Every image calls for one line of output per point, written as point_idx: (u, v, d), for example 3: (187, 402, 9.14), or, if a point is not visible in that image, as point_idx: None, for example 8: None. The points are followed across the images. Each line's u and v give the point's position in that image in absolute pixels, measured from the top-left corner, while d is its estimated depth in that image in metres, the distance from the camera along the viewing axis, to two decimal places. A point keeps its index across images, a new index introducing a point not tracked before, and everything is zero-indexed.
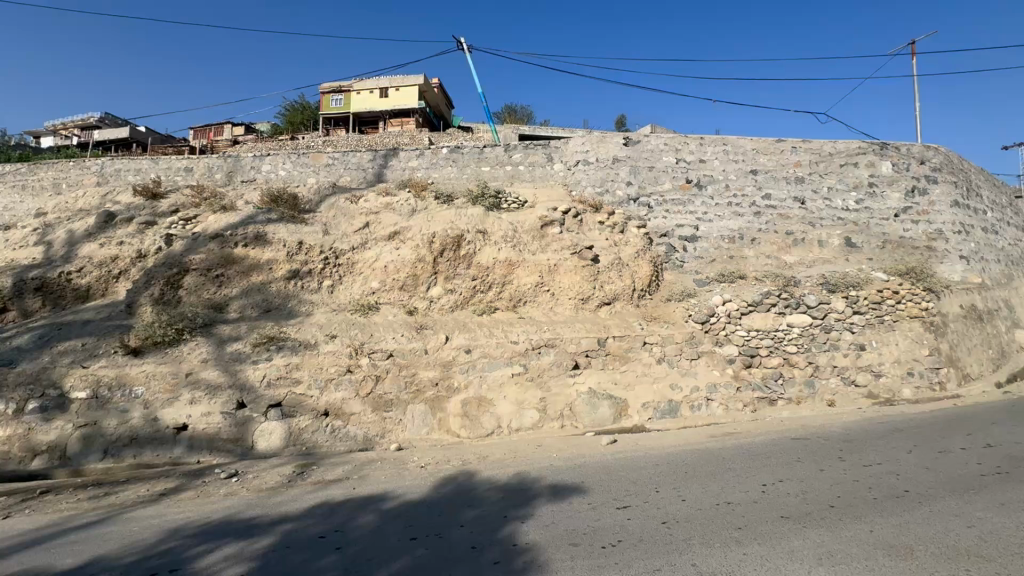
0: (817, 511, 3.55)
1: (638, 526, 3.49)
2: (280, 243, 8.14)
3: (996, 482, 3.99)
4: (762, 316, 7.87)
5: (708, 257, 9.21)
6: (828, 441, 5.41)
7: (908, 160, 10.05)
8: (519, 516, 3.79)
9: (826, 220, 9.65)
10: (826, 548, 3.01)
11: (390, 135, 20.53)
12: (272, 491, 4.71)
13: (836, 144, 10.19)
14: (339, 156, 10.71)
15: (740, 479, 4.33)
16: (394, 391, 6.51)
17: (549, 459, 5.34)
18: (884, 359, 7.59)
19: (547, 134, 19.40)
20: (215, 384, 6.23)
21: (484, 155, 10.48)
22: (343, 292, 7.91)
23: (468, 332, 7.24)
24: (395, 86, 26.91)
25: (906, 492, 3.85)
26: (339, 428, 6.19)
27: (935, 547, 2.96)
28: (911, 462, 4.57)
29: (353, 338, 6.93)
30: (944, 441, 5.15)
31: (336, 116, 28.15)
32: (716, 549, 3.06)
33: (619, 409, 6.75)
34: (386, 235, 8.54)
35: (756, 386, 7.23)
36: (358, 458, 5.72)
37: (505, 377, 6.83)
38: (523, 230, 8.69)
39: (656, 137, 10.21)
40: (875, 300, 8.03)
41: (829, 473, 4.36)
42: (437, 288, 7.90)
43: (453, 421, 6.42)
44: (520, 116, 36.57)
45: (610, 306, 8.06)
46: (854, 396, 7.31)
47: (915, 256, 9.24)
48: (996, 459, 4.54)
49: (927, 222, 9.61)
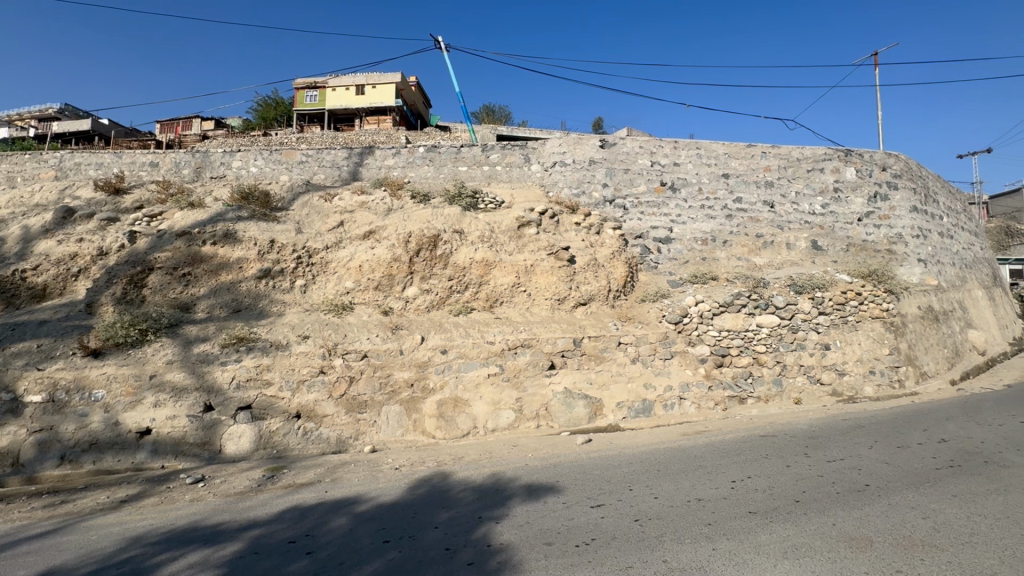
0: (783, 506, 3.66)
1: (611, 524, 3.53)
2: (250, 241, 7.91)
3: (950, 475, 4.18)
4: (733, 316, 8.04)
5: (681, 259, 9.39)
6: (793, 438, 5.57)
7: (871, 166, 10.44)
8: (493, 516, 3.79)
9: (794, 223, 9.95)
10: (792, 541, 3.10)
11: (367, 133, 20.33)
12: (240, 496, 4.58)
13: (804, 150, 10.49)
14: (313, 154, 10.53)
15: (710, 476, 4.41)
16: (368, 393, 6.43)
17: (525, 459, 5.35)
18: (847, 358, 7.87)
19: (524, 134, 19.93)
20: (180, 386, 6.03)
21: (461, 154, 10.44)
22: (316, 291, 7.77)
23: (444, 332, 7.20)
24: (372, 83, 26.54)
25: (867, 486, 3.99)
26: (311, 430, 6.08)
27: (891, 538, 3.08)
28: (871, 457, 4.75)
29: (326, 338, 6.80)
30: (902, 436, 5.37)
31: (311, 112, 27.62)
32: (686, 545, 3.12)
33: (594, 408, 6.82)
34: (361, 235, 8.43)
35: (726, 385, 7.41)
36: (331, 461, 5.62)
37: (482, 377, 6.81)
38: (499, 231, 8.69)
39: (631, 140, 10.36)
40: (840, 302, 8.31)
41: (795, 469, 4.50)
42: (412, 288, 7.82)
43: (429, 422, 6.38)
44: (498, 117, 36.67)
45: (586, 306, 8.13)
46: (819, 394, 7.56)
47: (876, 259, 9.63)
48: (949, 453, 4.76)
49: (888, 226, 10.02)
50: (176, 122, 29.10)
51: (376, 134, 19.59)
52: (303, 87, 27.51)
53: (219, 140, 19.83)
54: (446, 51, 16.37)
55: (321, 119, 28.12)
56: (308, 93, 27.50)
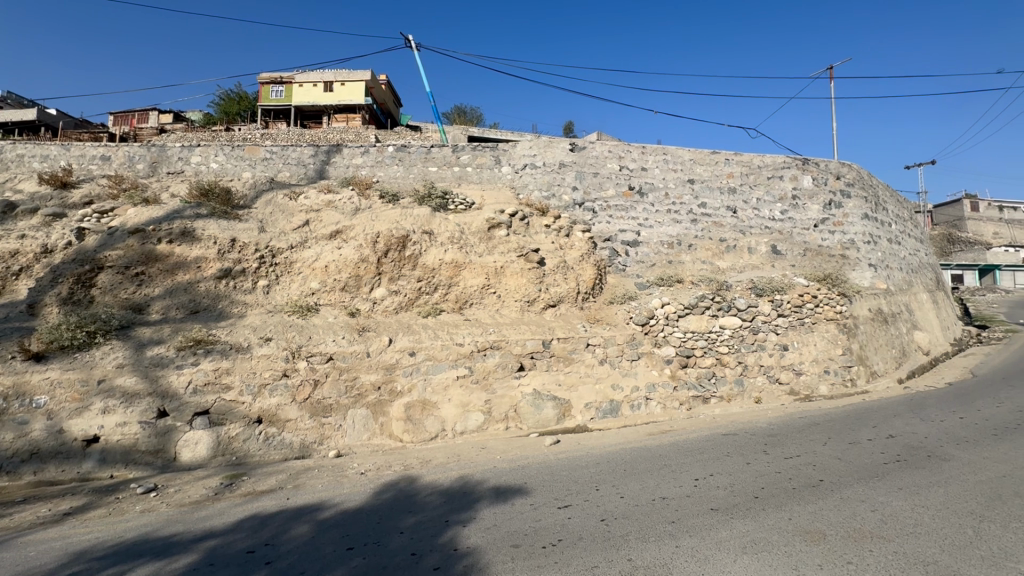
0: (743, 503, 3.77)
1: (578, 524, 3.56)
2: (210, 239, 7.60)
3: (896, 469, 4.41)
4: (697, 318, 8.24)
5: (649, 262, 9.58)
6: (753, 436, 5.76)
7: (826, 175, 10.93)
8: (460, 520, 3.76)
9: (755, 228, 10.30)
10: (750, 536, 3.20)
11: (334, 131, 19.90)
12: (195, 505, 4.39)
13: (764, 158, 10.88)
14: (277, 150, 10.22)
15: (674, 475, 4.51)
16: (334, 396, 6.28)
17: (492, 461, 5.34)
18: (804, 358, 8.20)
19: (494, 135, 20.14)
20: (131, 391, 5.74)
21: (431, 154, 10.35)
22: (280, 292, 7.54)
23: (412, 333, 7.10)
24: (340, 80, 26.03)
25: (821, 481, 4.16)
26: (273, 436, 5.89)
27: (842, 531, 3.22)
28: (825, 453, 4.95)
29: (289, 340, 6.60)
30: (852, 433, 5.62)
31: (276, 107, 26.84)
32: (650, 544, 3.16)
33: (562, 409, 6.86)
34: (328, 234, 8.24)
35: (691, 385, 7.60)
36: (293, 467, 5.45)
37: (450, 380, 6.76)
38: (469, 232, 8.66)
39: (601, 144, 10.51)
40: (797, 304, 8.65)
41: (755, 466, 4.65)
42: (380, 289, 7.69)
43: (396, 425, 6.28)
44: (469, 118, 36.64)
45: (556, 308, 8.20)
46: (778, 393, 7.84)
47: (831, 264, 10.10)
48: (896, 448, 5.01)
49: (841, 232, 10.52)
50: (130, 114, 27.77)
51: (345, 132, 19.18)
52: (267, 82, 26.70)
53: (178, 134, 19.02)
54: (416, 51, 16.22)
55: (287, 115, 27.39)
56: (274, 88, 26.72)
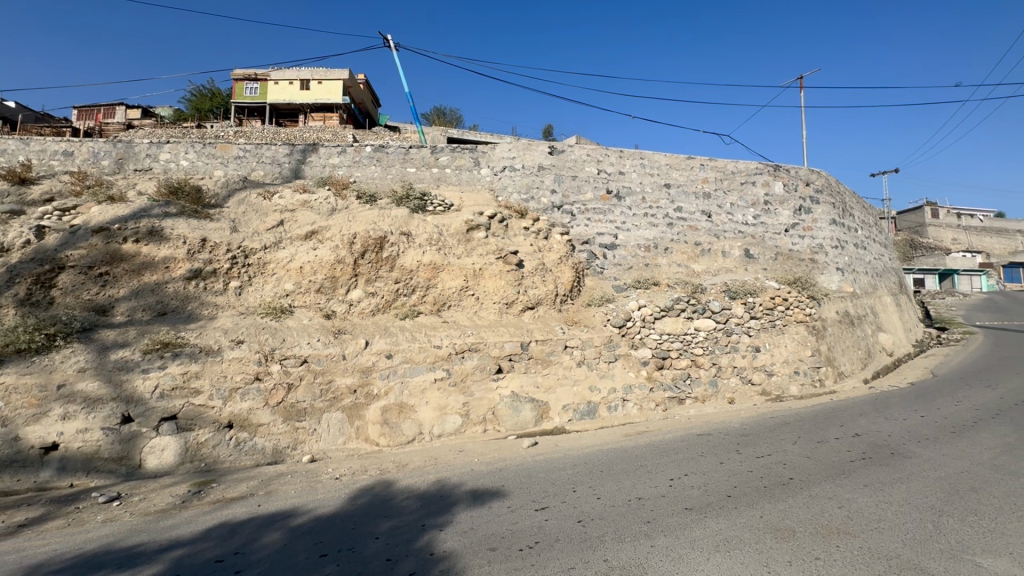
0: (716, 501, 3.83)
1: (555, 525, 3.57)
2: (179, 239, 7.37)
3: (862, 466, 4.56)
4: (673, 320, 8.36)
5: (626, 265, 9.70)
6: (726, 436, 5.87)
7: (796, 181, 11.28)
8: (436, 524, 3.72)
9: (729, 233, 10.54)
10: (723, 535, 3.26)
11: (310, 130, 19.56)
12: (161, 514, 4.24)
13: (737, 164, 11.15)
14: (251, 148, 9.99)
15: (650, 475, 4.57)
16: (308, 400, 6.16)
17: (470, 464, 5.31)
18: (775, 360, 8.41)
19: (474, 137, 20.11)
20: (94, 396, 5.51)
21: (410, 155, 10.26)
22: (253, 294, 7.36)
23: (389, 336, 7.01)
24: (317, 79, 25.63)
25: (791, 479, 4.27)
26: (245, 441, 5.74)
27: (811, 527, 3.31)
28: (795, 452, 5.08)
29: (262, 343, 6.44)
30: (821, 432, 5.79)
31: (251, 105, 26.26)
32: (626, 544, 3.19)
33: (540, 412, 6.88)
34: (303, 235, 8.08)
35: (667, 386, 7.71)
36: (265, 473, 5.32)
37: (428, 383, 6.71)
38: (448, 234, 8.61)
39: (579, 148, 10.61)
40: (768, 307, 8.87)
41: (728, 465, 4.75)
42: (356, 291, 7.58)
43: (372, 429, 6.19)
44: (448, 120, 36.52)
45: (534, 310, 8.22)
46: (750, 394, 8.02)
47: (801, 268, 10.41)
48: (862, 446, 5.19)
49: (811, 237, 10.86)
50: (96, 109, 26.77)
51: (321, 132, 18.89)
52: (242, 78, 26.11)
53: (146, 130, 18.41)
54: (395, 51, 16.11)
55: (262, 113, 26.83)
56: (248, 85, 26.16)
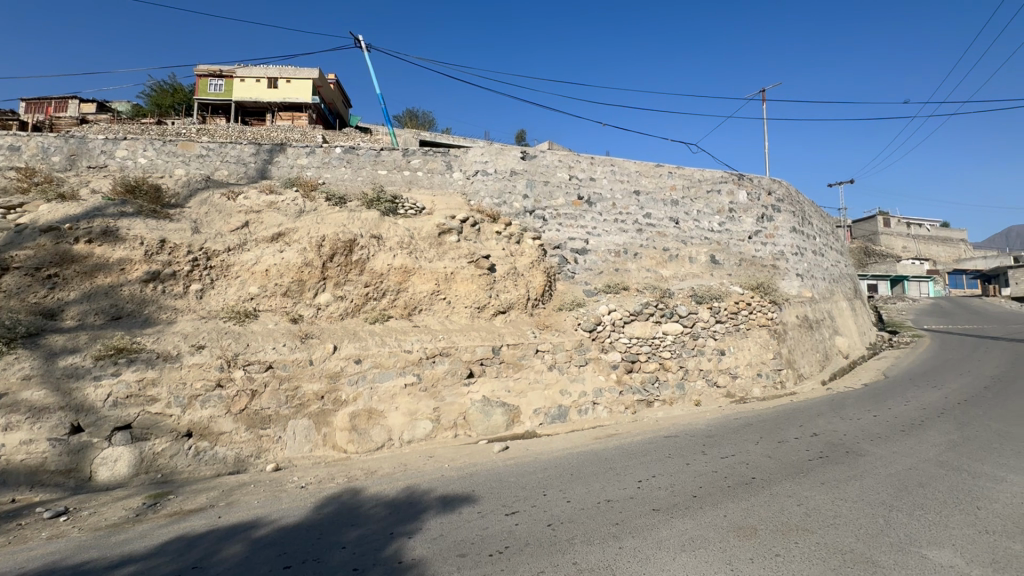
0: (682, 502, 3.92)
1: (525, 530, 3.58)
2: (136, 240, 7.06)
3: (819, 465, 4.75)
4: (642, 325, 8.52)
5: (596, 269, 9.84)
6: (693, 437, 6.02)
7: (759, 190, 11.73)
8: (405, 531, 3.67)
9: (696, 239, 10.83)
10: (688, 534, 3.33)
11: (278, 129, 19.08)
12: (113, 529, 4.03)
13: (704, 172, 11.48)
14: (215, 147, 9.66)
15: (619, 478, 4.63)
16: (273, 406, 5.99)
17: (440, 470, 5.26)
18: (739, 362, 8.68)
19: (446, 140, 20.06)
20: (39, 405, 5.19)
21: (381, 157, 10.14)
22: (215, 297, 7.10)
23: (358, 340, 6.88)
24: (286, 77, 25.00)
25: (753, 478, 4.41)
26: (205, 450, 5.53)
27: (772, 525, 3.42)
28: (757, 452, 5.25)
29: (225, 348, 6.21)
30: (782, 432, 6.00)
31: (215, 102, 25.42)
32: (595, 547, 3.23)
33: (511, 416, 6.90)
34: (269, 237, 7.87)
35: (636, 390, 7.85)
36: (226, 483, 5.13)
37: (398, 388, 6.62)
38: (419, 237, 8.54)
39: (551, 154, 10.72)
40: (733, 311, 9.13)
41: (694, 466, 4.85)
42: (325, 295, 7.43)
43: (340, 436, 6.06)
44: (420, 122, 36.21)
45: (505, 314, 8.23)
46: (715, 396, 8.24)
47: (763, 273, 10.81)
48: (819, 445, 5.41)
49: (772, 243, 11.34)
50: (46, 102, 25.44)
51: (290, 131, 18.51)
52: (206, 74, 25.28)
53: (101, 126, 17.57)
54: (366, 51, 15.93)
55: (227, 111, 26.02)
56: (213, 81, 25.35)
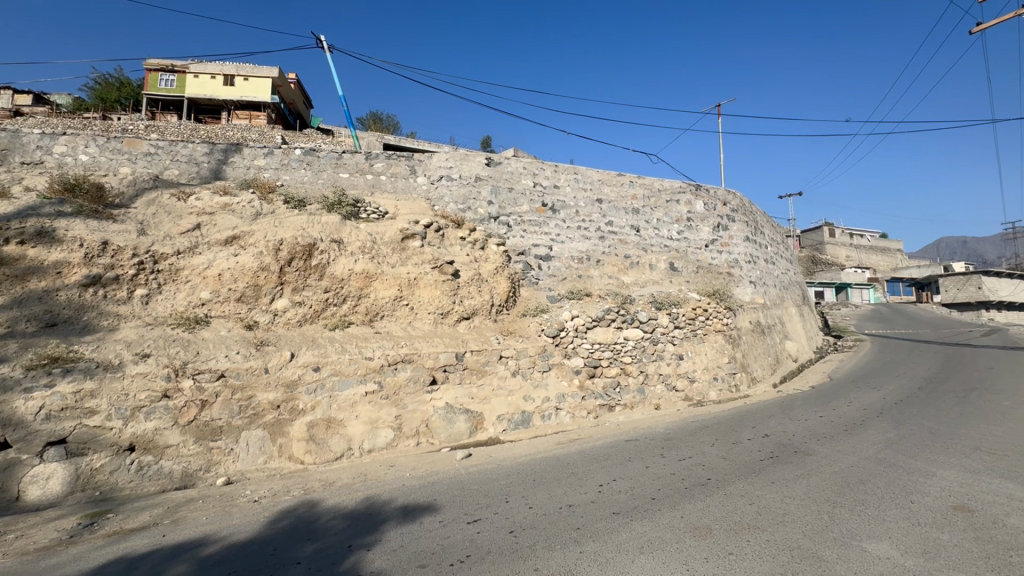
0: (641, 504, 4.00)
1: (487, 538, 3.55)
2: (75, 241, 6.63)
3: (770, 464, 4.95)
4: (604, 330, 8.66)
5: (560, 276, 9.95)
6: (652, 441, 6.16)
7: (715, 201, 12.23)
8: (364, 544, 3.58)
9: (655, 247, 11.14)
10: (647, 536, 3.40)
11: (234, 128, 18.38)
12: (44, 553, 3.74)
13: (663, 182, 11.85)
14: (164, 145, 9.21)
15: (581, 482, 4.67)
16: (224, 417, 5.73)
17: (401, 479, 5.16)
18: (696, 366, 8.96)
19: (411, 145, 19.91)
20: None
21: (343, 160, 9.95)
22: (162, 303, 6.73)
23: (317, 347, 6.68)
24: (243, 75, 24.12)
25: (708, 479, 4.55)
26: (149, 465, 5.23)
27: (726, 524, 3.54)
28: (713, 453, 5.44)
29: (172, 356, 5.90)
30: (736, 434, 6.23)
31: (165, 98, 24.26)
32: (556, 552, 3.25)
33: (474, 423, 6.86)
34: (222, 240, 7.56)
35: (598, 394, 7.97)
36: (172, 499, 4.86)
37: (358, 396, 6.46)
38: (382, 242, 8.40)
39: (515, 161, 10.82)
40: (691, 317, 9.44)
41: (653, 469, 4.97)
42: (282, 300, 7.18)
43: (296, 446, 5.86)
44: (383, 125, 35.65)
45: (469, 320, 8.19)
46: (674, 399, 8.46)
47: (719, 280, 11.23)
48: (770, 446, 5.65)
49: (727, 252, 11.84)
50: None
51: (248, 130, 17.91)
52: (156, 69, 24.12)
53: (38, 119, 16.44)
54: (329, 52, 15.63)
55: (178, 107, 24.86)
56: (163, 77, 24.22)
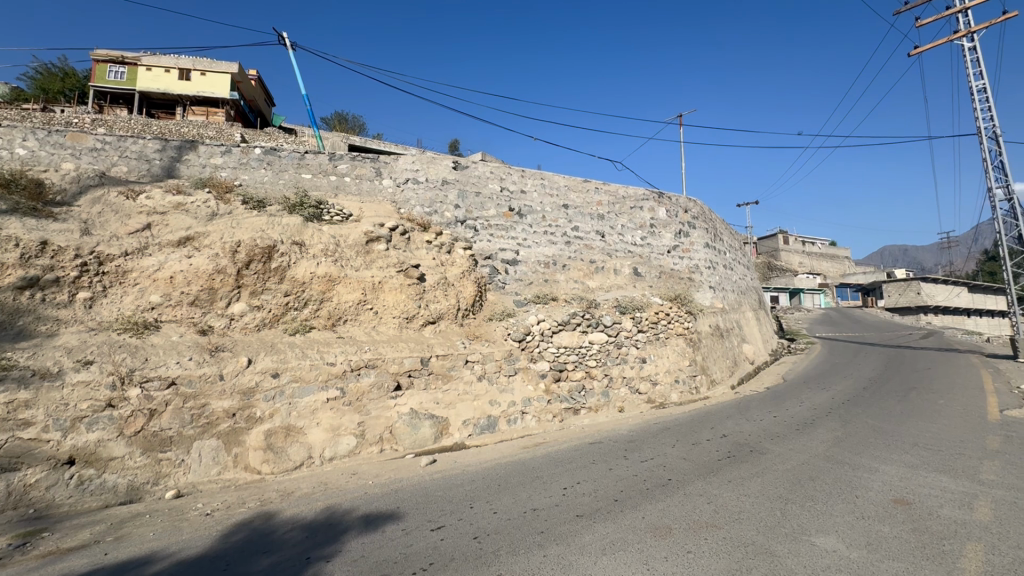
0: (604, 506, 4.06)
1: (450, 545, 3.51)
2: (10, 240, 6.18)
3: (727, 464, 5.11)
4: (570, 334, 8.76)
5: (527, 280, 10.01)
6: (616, 443, 6.26)
7: (676, 208, 12.62)
8: (322, 555, 3.47)
9: (620, 252, 11.36)
10: (609, 538, 3.45)
11: (189, 124, 17.60)
12: None
13: (627, 189, 12.12)
14: (112, 140, 8.75)
15: (545, 486, 4.70)
16: (175, 427, 5.46)
17: (363, 487, 5.04)
18: (658, 369, 9.17)
19: (377, 147, 19.64)
20: None
21: (305, 161, 9.71)
22: (107, 307, 6.35)
23: (276, 353, 6.46)
24: (200, 69, 23.09)
25: (669, 480, 4.67)
26: (91, 479, 4.91)
27: (685, 524, 3.63)
28: (673, 454, 5.57)
29: (118, 364, 5.59)
30: (695, 435, 6.41)
31: (114, 90, 22.98)
32: (520, 556, 3.24)
33: (439, 428, 6.79)
34: (175, 241, 7.23)
35: (563, 398, 8.04)
36: (116, 515, 4.58)
37: (319, 403, 6.28)
38: (346, 245, 8.22)
39: (483, 165, 10.84)
40: (653, 321, 9.67)
41: (615, 471, 5.05)
42: (239, 305, 6.92)
43: (253, 456, 5.64)
44: (349, 126, 35.05)
45: (435, 325, 8.12)
46: (638, 402, 8.63)
47: (680, 285, 11.56)
48: (728, 446, 5.84)
49: (688, 257, 12.20)
50: None
51: (205, 127, 17.22)
52: (104, 60, 22.88)
53: None
54: (292, 50, 15.25)
55: (128, 101, 23.58)
56: (112, 68, 22.94)
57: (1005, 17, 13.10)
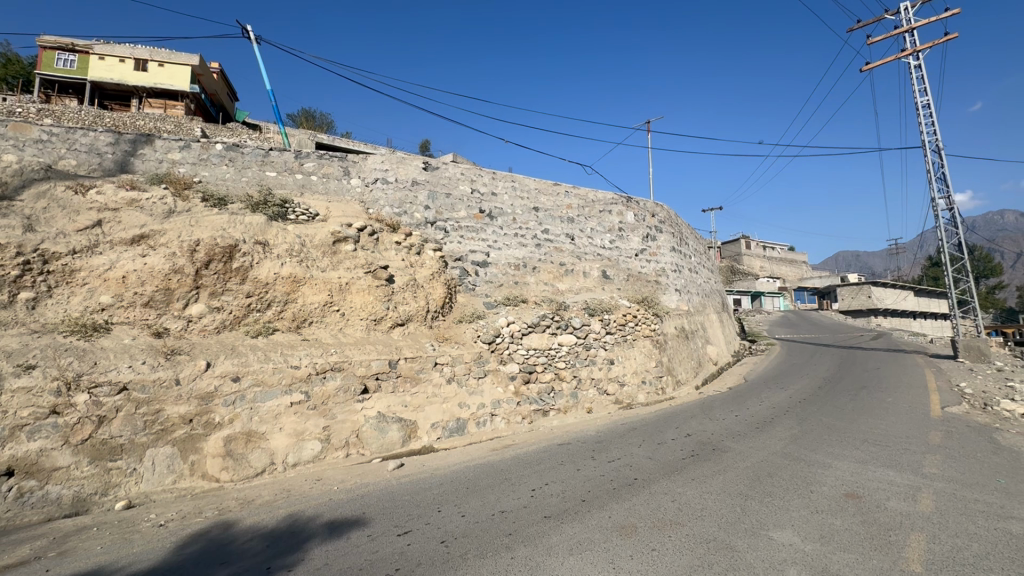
0: (572, 507, 4.10)
1: (418, 550, 3.47)
2: None
3: (690, 462, 5.24)
4: (539, 336, 8.82)
5: (497, 282, 10.02)
6: (584, 444, 6.32)
7: (644, 212, 12.89)
8: (284, 565, 3.37)
9: (589, 255, 11.50)
10: (576, 538, 3.48)
11: (144, 116, 16.79)
12: None
13: (597, 193, 12.30)
14: (59, 131, 8.26)
15: (514, 487, 4.71)
16: (126, 434, 5.19)
17: (327, 493, 4.93)
18: (626, 370, 9.33)
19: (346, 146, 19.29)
20: None
21: (270, 158, 9.45)
22: (52, 308, 5.99)
23: (237, 356, 6.25)
24: (158, 60, 22.15)
25: (635, 479, 4.75)
26: (32, 491, 4.61)
27: (649, 521, 3.71)
28: (639, 454, 5.67)
29: (64, 368, 5.27)
30: (660, 435, 6.55)
31: (63, 79, 21.78)
32: (488, 559, 3.23)
33: (407, 431, 6.71)
34: (128, 239, 6.90)
35: (532, 400, 8.07)
36: (60, 529, 4.32)
37: (282, 407, 6.10)
38: (312, 245, 8.04)
39: (453, 166, 10.82)
40: (621, 323, 9.83)
41: (583, 471, 5.10)
42: (197, 306, 6.65)
43: (211, 464, 5.42)
44: (316, 123, 34.28)
45: (403, 326, 8.01)
46: (606, 403, 8.75)
47: (647, 288, 11.81)
48: (692, 445, 5.99)
49: (655, 260, 12.48)
50: None
51: (162, 121, 16.51)
52: (52, 47, 21.65)
53: None
54: (256, 43, 14.77)
55: (79, 90, 22.40)
56: (61, 56, 21.74)
57: (947, 38, 13.87)
